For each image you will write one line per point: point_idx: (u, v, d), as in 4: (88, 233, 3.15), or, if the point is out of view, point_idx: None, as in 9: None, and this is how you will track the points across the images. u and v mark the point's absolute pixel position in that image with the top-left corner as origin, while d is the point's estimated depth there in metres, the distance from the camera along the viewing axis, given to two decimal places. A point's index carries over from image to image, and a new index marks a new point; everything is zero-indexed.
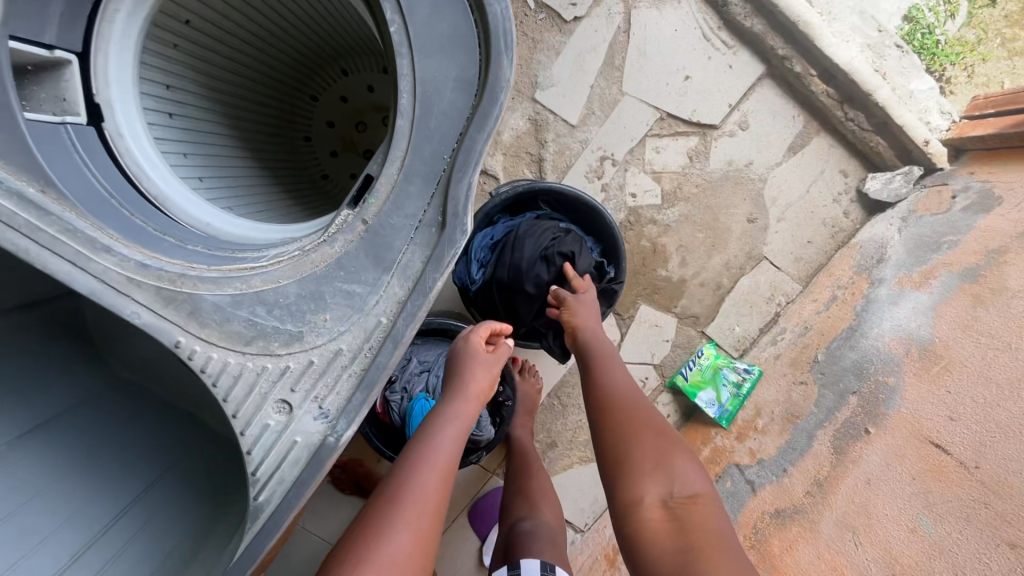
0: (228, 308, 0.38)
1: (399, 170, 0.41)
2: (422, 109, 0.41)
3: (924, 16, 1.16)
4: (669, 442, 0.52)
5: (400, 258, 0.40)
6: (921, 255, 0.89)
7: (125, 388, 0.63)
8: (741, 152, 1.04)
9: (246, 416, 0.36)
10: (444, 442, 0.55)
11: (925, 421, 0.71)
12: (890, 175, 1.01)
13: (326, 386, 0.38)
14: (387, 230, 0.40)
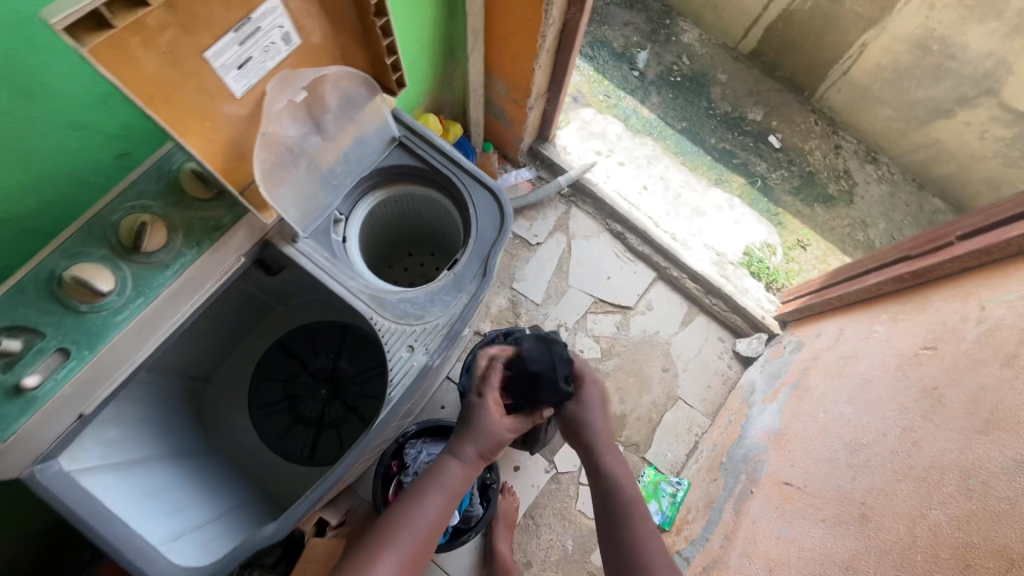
0: (396, 302, 0.72)
1: (471, 251, 0.75)
2: (480, 234, 0.76)
3: (756, 252, 1.85)
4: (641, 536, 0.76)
5: (468, 286, 0.74)
6: (772, 382, 1.33)
7: (211, 462, 0.99)
8: (652, 324, 1.55)
9: (394, 349, 0.70)
10: (437, 496, 0.73)
11: (780, 473, 1.05)
12: (750, 338, 1.52)
13: (425, 343, 0.71)
14: (463, 276, 0.74)
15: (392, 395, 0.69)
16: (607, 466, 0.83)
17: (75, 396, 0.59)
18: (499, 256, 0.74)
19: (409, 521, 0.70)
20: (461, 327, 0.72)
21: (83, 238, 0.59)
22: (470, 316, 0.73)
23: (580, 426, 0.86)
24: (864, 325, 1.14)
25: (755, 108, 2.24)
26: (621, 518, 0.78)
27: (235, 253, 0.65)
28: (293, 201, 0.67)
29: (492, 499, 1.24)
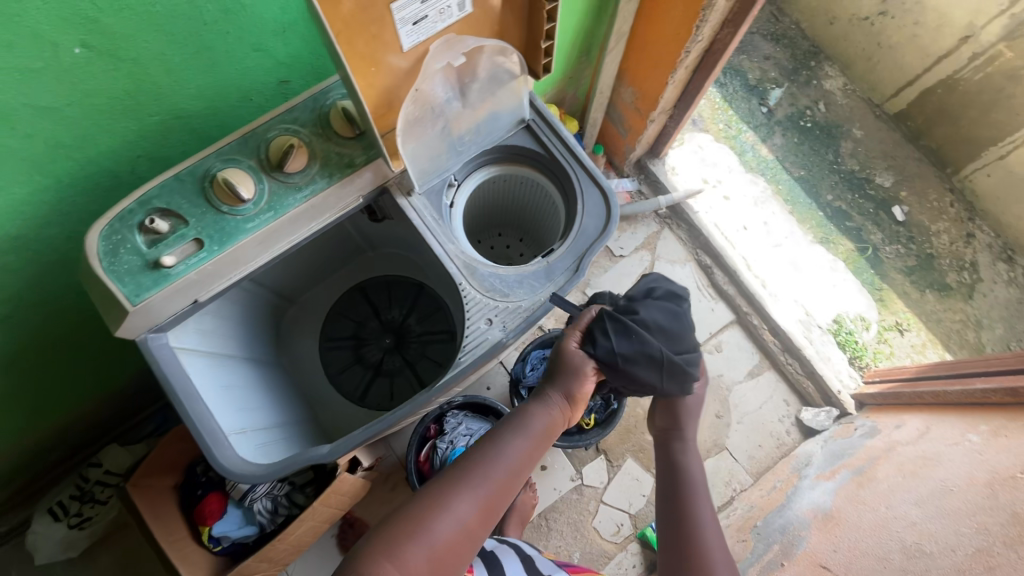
0: (486, 275, 0.74)
1: (568, 245, 0.76)
2: (581, 231, 0.76)
3: (846, 323, 1.74)
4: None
5: (558, 277, 0.75)
6: (832, 460, 1.25)
7: (275, 377, 1.06)
8: (716, 366, 1.50)
9: (472, 319, 0.73)
10: (519, 444, 0.71)
11: (819, 554, 0.99)
12: (817, 410, 1.43)
13: (503, 320, 0.73)
14: (555, 267, 0.76)
15: (462, 361, 0.72)
16: (696, 502, 0.77)
17: (196, 282, 0.66)
18: (595, 256, 0.75)
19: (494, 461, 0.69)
20: (541, 315, 0.73)
21: (238, 146, 0.65)
22: (552, 307, 0.74)
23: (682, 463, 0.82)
24: (957, 429, 1.04)
25: (885, 173, 2.08)
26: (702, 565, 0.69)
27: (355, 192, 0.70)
28: (418, 157, 0.71)
29: None
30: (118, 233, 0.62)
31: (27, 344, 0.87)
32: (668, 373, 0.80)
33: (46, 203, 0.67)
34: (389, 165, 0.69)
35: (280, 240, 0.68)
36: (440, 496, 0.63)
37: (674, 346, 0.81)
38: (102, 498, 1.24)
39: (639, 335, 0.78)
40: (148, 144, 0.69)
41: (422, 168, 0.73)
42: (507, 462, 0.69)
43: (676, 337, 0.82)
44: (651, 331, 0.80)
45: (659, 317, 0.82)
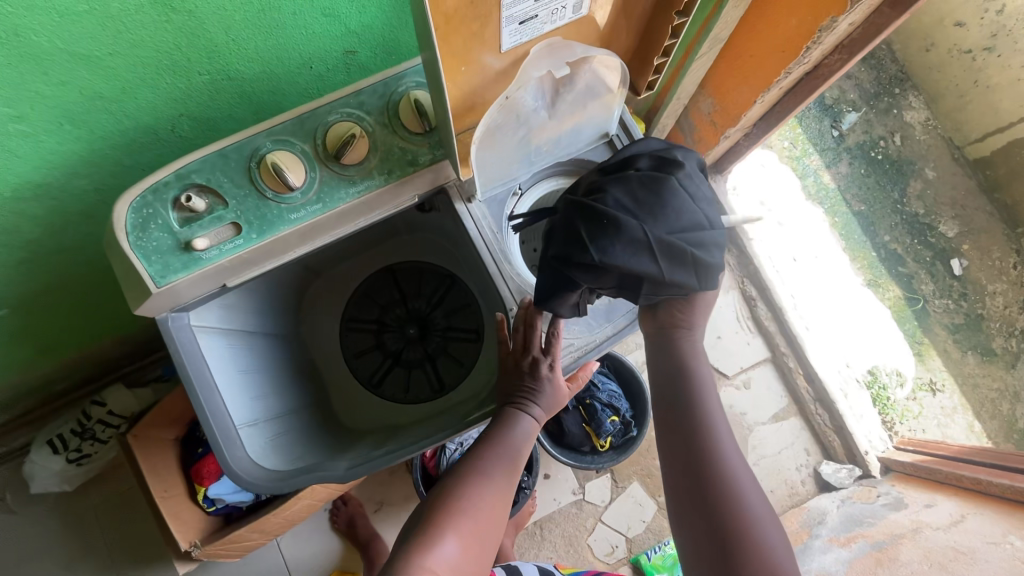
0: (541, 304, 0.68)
1: None
2: None
3: (880, 377, 1.67)
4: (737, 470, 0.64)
5: (619, 318, 0.68)
6: (848, 525, 1.20)
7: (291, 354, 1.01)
8: (741, 403, 1.44)
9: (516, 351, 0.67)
10: (524, 434, 0.63)
11: None
12: (838, 466, 1.38)
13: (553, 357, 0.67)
14: (618, 305, 0.68)
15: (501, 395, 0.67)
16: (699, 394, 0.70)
17: (228, 269, 0.60)
18: None
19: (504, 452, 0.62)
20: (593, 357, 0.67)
21: (293, 127, 0.57)
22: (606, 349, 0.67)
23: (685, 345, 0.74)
24: (997, 526, 0.97)
25: (951, 222, 1.95)
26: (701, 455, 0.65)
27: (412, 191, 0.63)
28: (487, 164, 0.62)
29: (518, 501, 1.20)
30: (150, 207, 0.56)
31: (41, 288, 0.82)
32: (667, 260, 0.57)
33: (75, 153, 0.61)
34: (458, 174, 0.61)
35: (322, 234, 0.61)
36: (461, 492, 0.58)
37: (672, 224, 0.58)
38: (103, 437, 1.22)
39: (608, 219, 0.57)
40: (193, 102, 0.62)
41: (488, 175, 0.65)
42: (518, 450, 0.62)
43: (674, 208, 0.58)
44: (633, 211, 0.58)
45: (641, 186, 0.59)
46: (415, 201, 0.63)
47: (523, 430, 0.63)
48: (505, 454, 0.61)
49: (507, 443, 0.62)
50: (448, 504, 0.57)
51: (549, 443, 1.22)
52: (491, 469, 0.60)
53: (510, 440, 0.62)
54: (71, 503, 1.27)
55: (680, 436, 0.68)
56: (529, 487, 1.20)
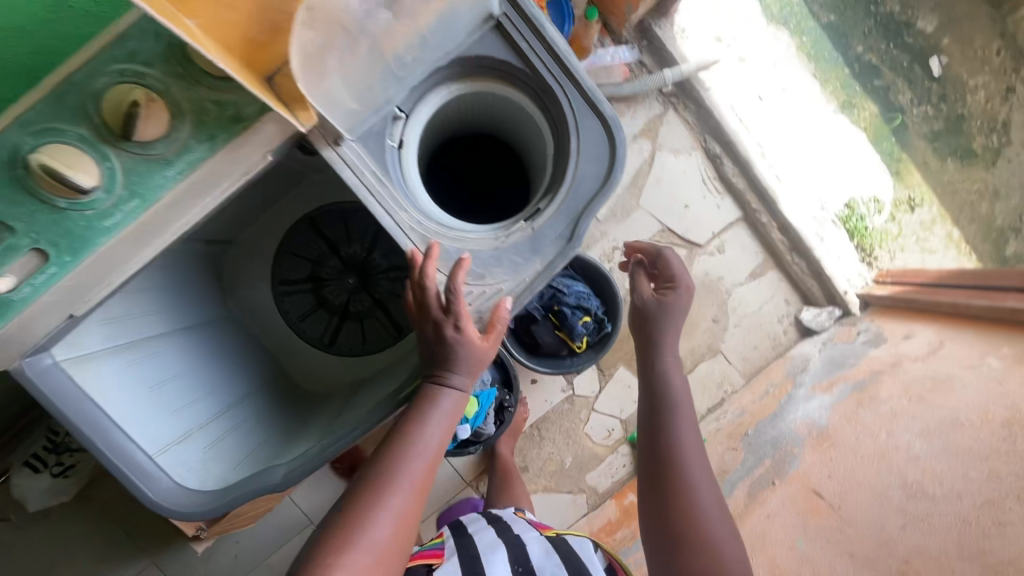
0: (454, 251, 0.57)
1: (559, 205, 0.58)
2: (576, 184, 0.57)
3: (858, 207, 1.64)
4: (699, 475, 0.73)
5: (547, 249, 0.57)
6: (830, 369, 1.21)
7: (229, 338, 0.93)
8: (717, 269, 1.38)
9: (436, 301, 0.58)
10: (440, 422, 0.59)
11: (812, 478, 0.98)
12: (819, 310, 1.37)
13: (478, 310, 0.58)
14: (544, 234, 0.58)
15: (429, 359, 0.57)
16: (674, 403, 0.77)
17: (59, 304, 0.48)
18: (594, 219, 0.57)
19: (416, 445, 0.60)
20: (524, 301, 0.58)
21: (49, 109, 0.42)
22: (538, 288, 0.58)
23: (661, 335, 0.80)
24: (974, 350, 0.96)
25: (929, 15, 1.74)
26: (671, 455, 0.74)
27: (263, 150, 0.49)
28: (338, 98, 0.51)
29: (506, 422, 1.19)
30: None
31: None
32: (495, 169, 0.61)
33: None
34: (290, 121, 0.48)
35: (161, 239, 0.49)
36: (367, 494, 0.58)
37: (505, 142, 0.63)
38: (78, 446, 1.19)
39: None
40: None
41: (353, 111, 0.54)
42: (436, 438, 0.60)
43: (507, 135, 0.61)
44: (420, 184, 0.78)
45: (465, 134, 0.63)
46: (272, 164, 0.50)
47: (448, 405, 0.59)
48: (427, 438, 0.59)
49: (427, 425, 0.59)
50: (368, 492, 0.58)
51: (523, 354, 1.19)
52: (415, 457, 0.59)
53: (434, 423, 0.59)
54: (75, 510, 1.28)
55: (654, 442, 0.76)
56: (515, 405, 1.19)
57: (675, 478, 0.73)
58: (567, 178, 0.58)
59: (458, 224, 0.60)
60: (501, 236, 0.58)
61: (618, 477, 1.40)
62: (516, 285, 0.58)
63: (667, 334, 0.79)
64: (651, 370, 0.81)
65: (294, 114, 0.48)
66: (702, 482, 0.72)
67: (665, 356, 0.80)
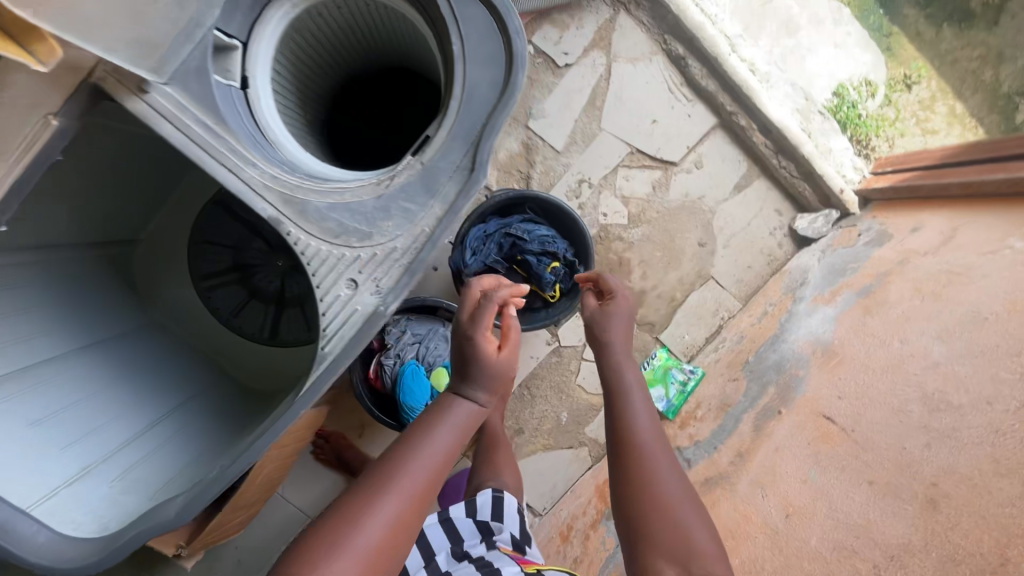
0: (326, 209, 0.45)
1: (452, 126, 0.46)
2: (468, 94, 0.45)
3: (849, 93, 1.47)
4: (671, 479, 0.62)
5: (445, 187, 0.46)
6: (831, 278, 1.09)
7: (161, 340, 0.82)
8: (696, 187, 1.25)
9: (325, 283, 0.46)
10: (445, 432, 0.59)
11: (821, 401, 0.88)
12: (814, 215, 1.24)
13: (375, 279, 0.46)
14: (438, 168, 0.46)
15: (330, 349, 0.46)
16: (630, 404, 0.68)
17: None
18: (498, 138, 0.45)
19: (410, 462, 0.57)
20: (429, 258, 0.46)
21: None
22: (444, 238, 0.46)
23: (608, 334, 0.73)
24: (993, 233, 0.83)
25: None
26: (636, 464, 0.63)
27: (33, 112, 0.38)
28: (108, 19, 0.36)
29: None
30: None
31: None
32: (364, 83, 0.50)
33: None
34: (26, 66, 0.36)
35: None
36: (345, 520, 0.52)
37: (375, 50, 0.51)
38: None
39: None
40: None
41: (149, 39, 0.40)
42: (432, 450, 0.58)
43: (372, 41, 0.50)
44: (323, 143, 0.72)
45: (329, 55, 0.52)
46: (54, 127, 0.39)
47: (460, 415, 0.62)
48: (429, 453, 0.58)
49: (436, 438, 0.59)
50: (349, 517, 0.53)
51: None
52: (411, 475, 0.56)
53: (443, 432, 0.60)
54: None
55: (615, 455, 0.66)
56: None
57: (647, 488, 0.62)
58: (452, 89, 0.46)
59: (335, 176, 0.48)
60: (387, 178, 0.47)
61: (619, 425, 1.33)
62: (416, 236, 0.46)
63: (616, 333, 0.73)
64: (606, 369, 0.72)
65: (27, 52, 0.35)
66: (675, 486, 0.62)
67: (618, 355, 0.72)
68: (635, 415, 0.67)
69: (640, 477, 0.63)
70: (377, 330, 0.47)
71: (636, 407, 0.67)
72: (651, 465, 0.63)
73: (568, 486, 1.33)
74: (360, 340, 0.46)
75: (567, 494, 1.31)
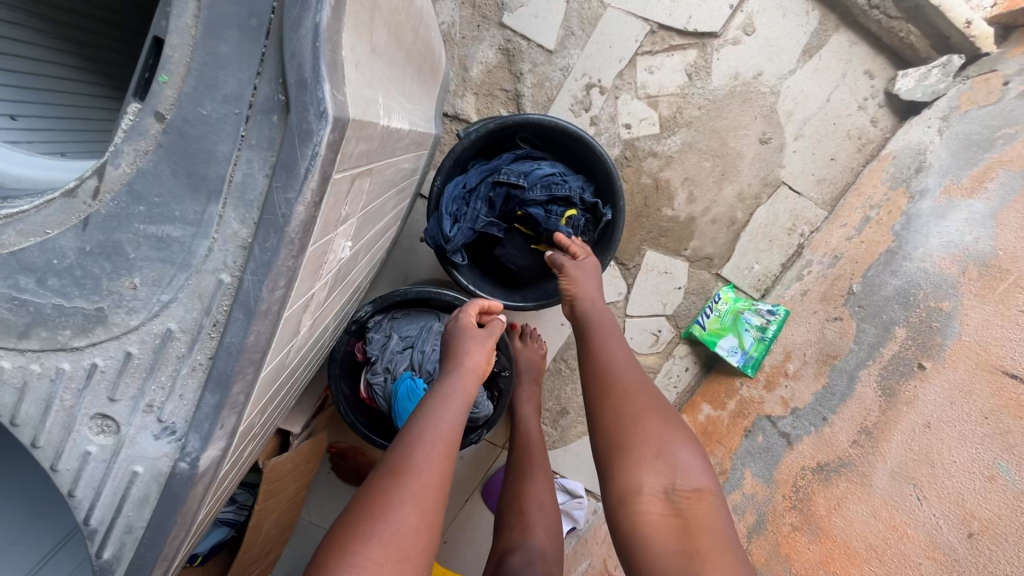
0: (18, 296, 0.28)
1: (220, 50, 0.26)
2: None
3: None
4: (647, 389, 0.49)
5: (235, 180, 0.27)
6: (969, 157, 0.76)
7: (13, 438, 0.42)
8: (749, 62, 0.91)
9: (62, 437, 0.29)
10: (447, 409, 0.48)
11: (994, 352, 0.60)
12: (924, 69, 0.87)
13: (153, 402, 0.29)
14: (205, 150, 0.27)
15: (82, 499, 0.30)
16: (597, 330, 0.57)
17: None
18: (308, 62, 0.25)
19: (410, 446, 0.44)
20: (236, 342, 0.28)
21: None
22: (257, 289, 0.27)
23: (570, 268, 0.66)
24: None
25: None
26: (604, 383, 0.50)
27: None
28: None
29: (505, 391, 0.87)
30: None
31: None
32: None
33: None
34: None
35: None
36: (346, 532, 0.38)
37: None
38: None
39: None
40: None
41: None
42: (437, 430, 0.46)
43: None
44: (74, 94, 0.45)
45: None
46: None
47: (456, 392, 0.51)
48: (431, 436, 0.45)
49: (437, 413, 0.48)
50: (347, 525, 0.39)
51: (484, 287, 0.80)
52: (414, 464, 0.42)
53: (440, 412, 0.48)
54: None
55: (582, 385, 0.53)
56: (508, 366, 0.88)
57: (620, 401, 0.48)
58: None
59: (19, 195, 0.28)
60: (96, 179, 0.27)
61: (686, 385, 1.04)
62: (201, 294, 0.28)
63: (581, 274, 0.66)
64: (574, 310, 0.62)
65: None
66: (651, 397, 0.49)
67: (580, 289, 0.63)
68: (602, 339, 0.56)
69: (612, 390, 0.49)
70: (184, 496, 0.30)
71: (608, 342, 0.55)
72: (630, 376, 0.50)
73: None
74: (169, 512, 0.30)
75: None
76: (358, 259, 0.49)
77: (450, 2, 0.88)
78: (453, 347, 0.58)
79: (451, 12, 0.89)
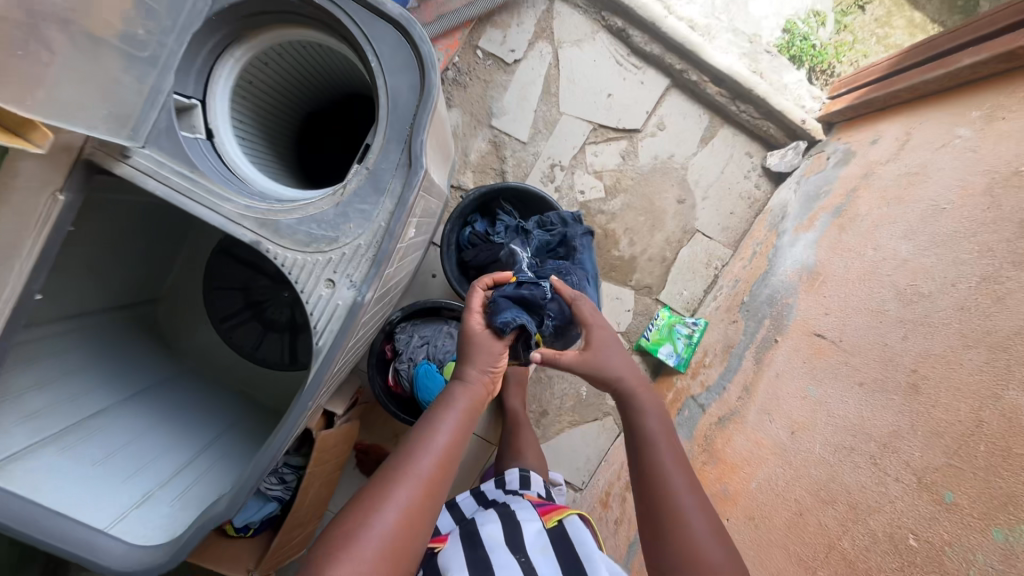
0: (294, 224, 0.55)
1: (386, 132, 0.58)
2: (392, 102, 0.58)
3: (798, 27, 1.36)
4: (689, 497, 0.64)
5: (390, 184, 0.57)
6: (808, 206, 1.12)
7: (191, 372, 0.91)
8: (663, 148, 1.30)
9: (308, 288, 0.55)
10: (449, 419, 0.68)
11: (811, 322, 0.91)
12: (784, 151, 1.27)
13: (348, 273, 0.56)
14: (382, 170, 0.57)
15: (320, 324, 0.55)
16: (652, 438, 0.69)
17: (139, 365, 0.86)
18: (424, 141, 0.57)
19: (418, 453, 0.64)
20: (389, 246, 0.56)
21: None
22: (396, 229, 0.56)
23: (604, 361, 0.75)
24: (942, 127, 0.86)
25: None
26: (655, 487, 0.65)
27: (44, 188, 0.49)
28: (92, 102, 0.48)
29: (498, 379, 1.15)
30: None
31: None
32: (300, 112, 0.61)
33: None
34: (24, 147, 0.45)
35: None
36: (365, 506, 0.58)
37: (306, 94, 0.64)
38: None
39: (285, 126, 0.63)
40: None
41: (122, 112, 0.51)
42: (439, 439, 0.65)
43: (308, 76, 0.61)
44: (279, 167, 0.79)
45: None
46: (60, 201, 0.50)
47: (461, 398, 0.71)
48: (429, 449, 0.64)
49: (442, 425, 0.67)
50: (363, 508, 0.58)
51: None
52: (416, 467, 0.62)
53: (442, 423, 0.67)
54: None
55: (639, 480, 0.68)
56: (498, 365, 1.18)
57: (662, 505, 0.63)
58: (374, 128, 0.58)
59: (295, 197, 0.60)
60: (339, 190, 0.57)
61: None
62: (371, 232, 0.56)
63: (613, 362, 0.75)
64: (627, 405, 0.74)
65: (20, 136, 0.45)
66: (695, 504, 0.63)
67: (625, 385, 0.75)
68: (654, 444, 0.69)
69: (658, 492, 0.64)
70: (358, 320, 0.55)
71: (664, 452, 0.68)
72: (673, 484, 0.64)
73: (601, 457, 1.37)
74: (347, 329, 0.55)
75: (602, 464, 1.36)
76: (410, 254, 0.81)
77: (455, 112, 1.29)
78: (466, 354, 0.74)
79: (456, 118, 1.29)
